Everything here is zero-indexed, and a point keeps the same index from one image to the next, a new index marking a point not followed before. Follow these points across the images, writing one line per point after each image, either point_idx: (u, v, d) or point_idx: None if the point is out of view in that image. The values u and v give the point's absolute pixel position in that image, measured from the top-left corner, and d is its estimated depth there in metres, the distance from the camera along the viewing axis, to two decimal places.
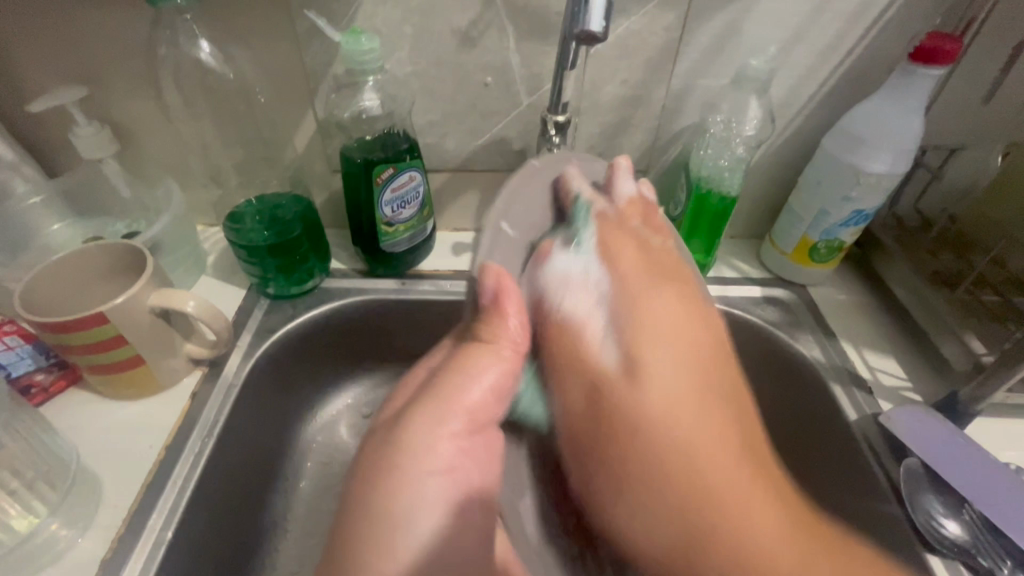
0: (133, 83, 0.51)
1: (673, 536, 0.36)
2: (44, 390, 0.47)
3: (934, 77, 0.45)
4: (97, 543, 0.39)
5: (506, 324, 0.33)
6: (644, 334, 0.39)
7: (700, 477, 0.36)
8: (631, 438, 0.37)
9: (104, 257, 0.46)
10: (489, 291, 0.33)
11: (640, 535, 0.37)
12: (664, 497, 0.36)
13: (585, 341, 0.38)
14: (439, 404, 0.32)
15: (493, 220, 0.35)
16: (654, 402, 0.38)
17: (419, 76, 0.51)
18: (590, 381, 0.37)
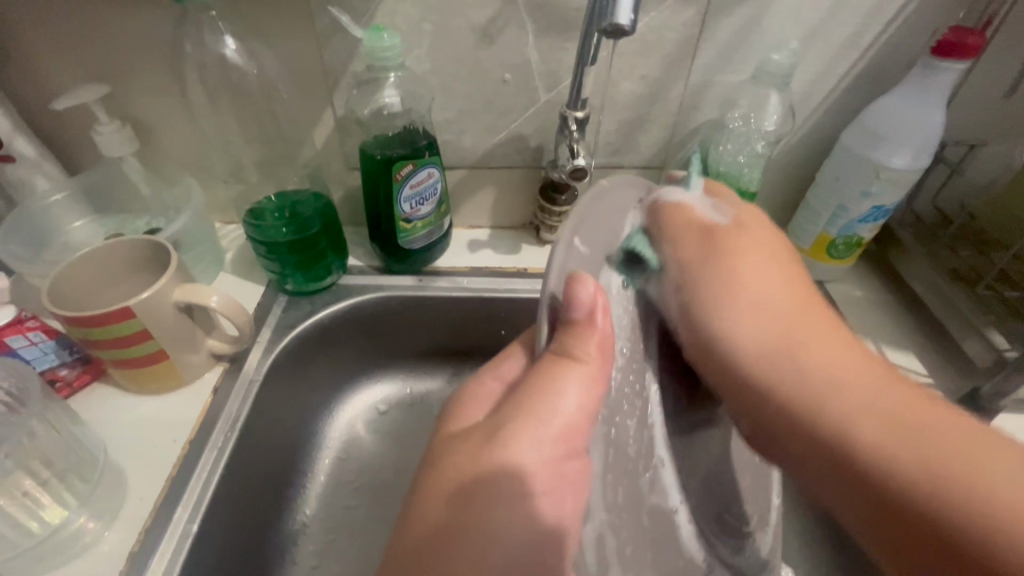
0: (155, 80, 0.51)
1: (770, 330, 0.34)
2: (69, 384, 0.47)
3: (956, 72, 0.45)
4: (124, 536, 0.39)
5: (594, 336, 0.29)
6: (748, 222, 0.39)
7: (803, 318, 0.34)
8: (732, 258, 0.36)
9: (128, 252, 0.46)
10: (583, 309, 0.28)
11: (737, 329, 0.34)
12: (763, 322, 0.34)
13: (695, 210, 0.38)
14: (528, 422, 0.31)
15: (566, 237, 0.29)
16: (755, 250, 0.37)
17: (438, 73, 0.52)
18: (695, 225, 0.37)
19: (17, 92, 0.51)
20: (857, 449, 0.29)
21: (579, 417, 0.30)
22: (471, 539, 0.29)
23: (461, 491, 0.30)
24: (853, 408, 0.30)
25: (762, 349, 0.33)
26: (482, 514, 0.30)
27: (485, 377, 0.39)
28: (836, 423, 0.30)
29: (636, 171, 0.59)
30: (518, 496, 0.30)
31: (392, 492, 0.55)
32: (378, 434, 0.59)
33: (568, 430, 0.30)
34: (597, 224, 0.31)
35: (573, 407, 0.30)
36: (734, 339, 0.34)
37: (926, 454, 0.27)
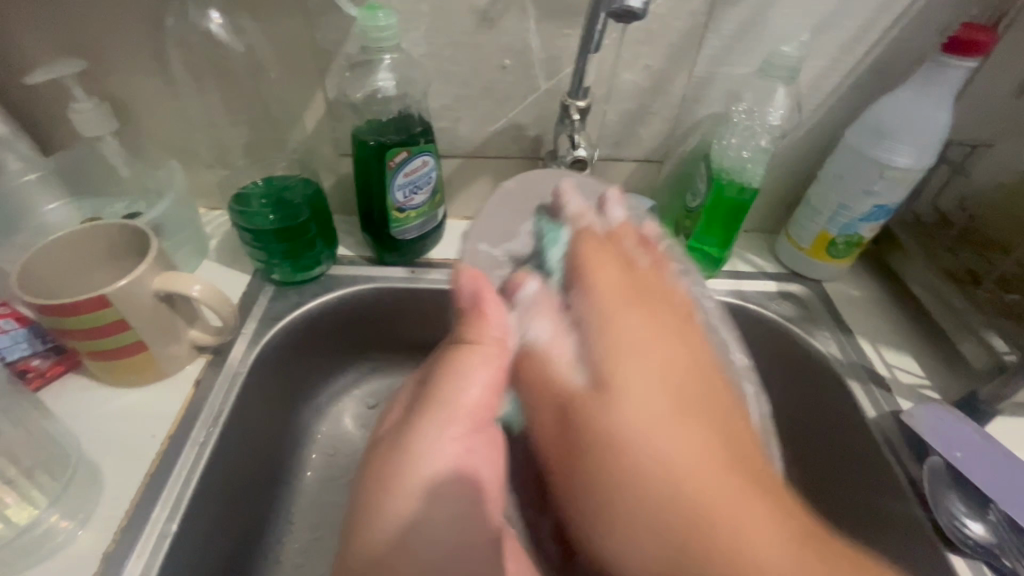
0: (133, 56, 0.48)
1: (667, 536, 0.30)
2: (41, 375, 0.45)
3: (966, 70, 0.45)
4: (99, 534, 0.37)
5: (488, 325, 0.36)
6: (616, 347, 0.36)
7: (700, 491, 0.30)
8: (606, 450, 0.32)
9: (104, 238, 0.44)
10: (468, 293, 0.37)
11: (641, 543, 0.30)
12: (656, 510, 0.30)
13: (560, 369, 0.36)
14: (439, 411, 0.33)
15: (471, 243, 0.46)
16: (637, 413, 0.33)
17: (434, 57, 0.50)
18: (558, 402, 0.36)
19: None
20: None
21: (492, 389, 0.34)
22: (404, 505, 0.31)
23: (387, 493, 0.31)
24: None
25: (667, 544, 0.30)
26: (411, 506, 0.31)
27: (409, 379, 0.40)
28: None
29: (634, 165, 0.58)
30: (442, 483, 0.32)
31: None
32: (367, 429, 0.58)
33: (479, 405, 0.34)
34: (492, 238, 0.46)
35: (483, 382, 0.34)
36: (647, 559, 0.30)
37: None
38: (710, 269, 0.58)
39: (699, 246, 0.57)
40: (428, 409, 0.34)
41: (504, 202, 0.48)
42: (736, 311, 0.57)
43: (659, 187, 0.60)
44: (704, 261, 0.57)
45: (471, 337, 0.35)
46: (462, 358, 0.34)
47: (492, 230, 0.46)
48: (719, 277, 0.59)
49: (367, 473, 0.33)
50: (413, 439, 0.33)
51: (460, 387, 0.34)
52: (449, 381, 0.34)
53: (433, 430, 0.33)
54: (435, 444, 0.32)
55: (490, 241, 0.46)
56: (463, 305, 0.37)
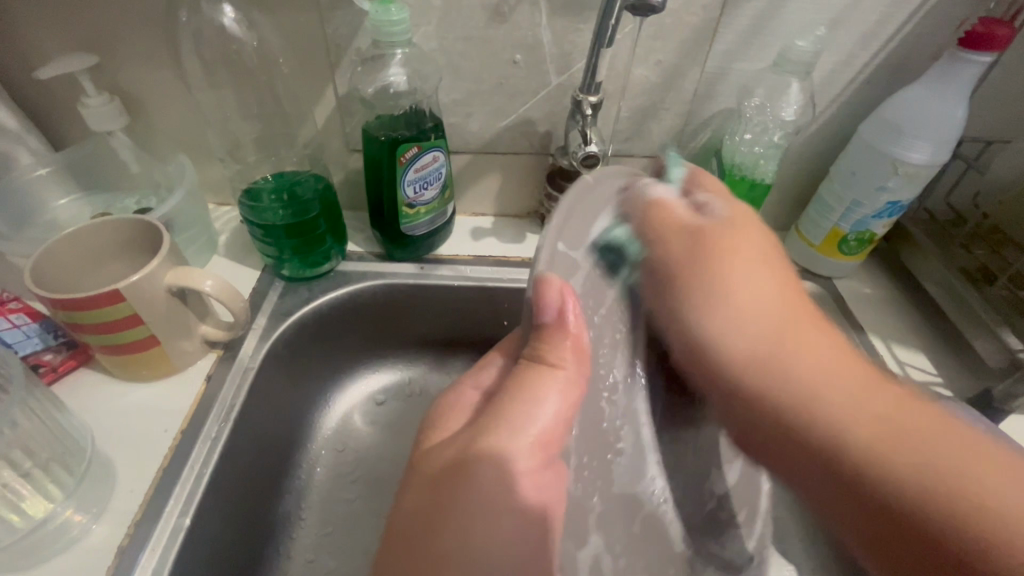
0: (145, 51, 0.48)
1: (760, 337, 0.34)
2: (53, 370, 0.45)
3: (982, 65, 0.44)
4: (113, 528, 0.37)
5: (565, 345, 0.30)
6: (734, 210, 0.38)
7: (794, 327, 0.34)
8: (721, 272, 0.35)
9: (116, 233, 0.44)
10: (551, 310, 0.29)
11: (733, 344, 0.34)
12: (761, 328, 0.34)
13: (674, 210, 0.36)
14: (503, 433, 0.31)
15: (550, 238, 0.29)
16: (747, 252, 0.36)
17: (445, 52, 0.49)
18: (682, 231, 0.35)
19: None
20: (862, 467, 0.30)
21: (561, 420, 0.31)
22: (454, 530, 0.30)
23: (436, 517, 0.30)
24: (851, 423, 0.31)
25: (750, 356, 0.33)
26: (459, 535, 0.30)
27: (464, 386, 0.38)
28: (835, 427, 0.31)
29: (646, 161, 0.58)
30: (499, 512, 0.30)
31: (390, 484, 0.54)
32: (376, 425, 0.58)
33: (543, 436, 0.30)
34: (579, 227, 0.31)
35: (553, 411, 0.30)
36: (733, 352, 0.34)
37: (904, 450, 0.29)
38: None
39: None
40: (492, 429, 0.31)
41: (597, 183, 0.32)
42: None
43: None
44: None
45: (551, 359, 0.30)
46: (535, 379, 0.31)
47: (571, 228, 0.31)
48: None
49: (419, 486, 0.32)
50: (475, 462, 0.30)
51: (529, 412, 0.31)
52: (520, 405, 0.31)
53: (493, 460, 0.30)
54: (493, 476, 0.30)
55: (570, 241, 0.31)
56: (539, 320, 0.29)
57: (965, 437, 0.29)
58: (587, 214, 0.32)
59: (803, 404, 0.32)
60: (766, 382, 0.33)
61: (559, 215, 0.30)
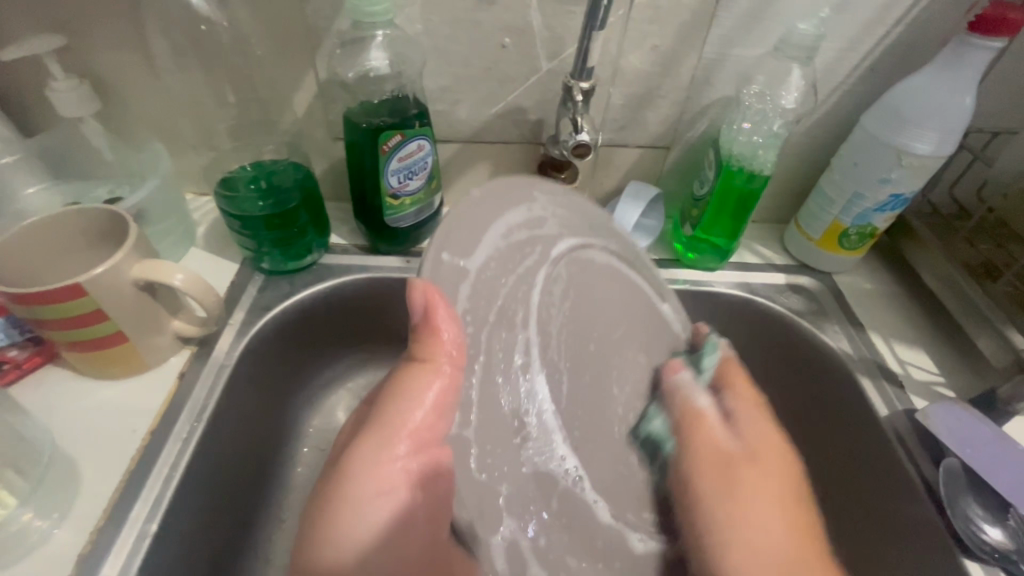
0: (114, 33, 0.46)
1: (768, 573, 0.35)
2: (17, 367, 0.43)
3: (993, 51, 0.42)
4: (76, 532, 0.35)
5: (442, 341, 0.30)
6: (758, 427, 0.41)
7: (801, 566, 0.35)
8: (738, 498, 0.38)
9: (82, 223, 0.42)
10: (418, 309, 0.29)
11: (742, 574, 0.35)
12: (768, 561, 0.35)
13: (714, 427, 0.40)
14: (383, 430, 0.32)
15: (432, 248, 0.30)
16: (771, 486, 0.38)
17: (431, 36, 0.47)
18: (718, 452, 0.39)
19: None
20: None
21: (440, 415, 0.31)
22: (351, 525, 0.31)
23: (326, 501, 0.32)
24: None
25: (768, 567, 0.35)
26: (342, 526, 0.31)
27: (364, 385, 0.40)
28: None
29: (640, 152, 0.55)
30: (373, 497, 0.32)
31: None
32: None
33: (422, 428, 0.32)
34: (469, 238, 0.31)
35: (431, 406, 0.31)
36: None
37: None
38: (715, 261, 0.56)
39: (705, 238, 0.55)
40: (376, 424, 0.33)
41: (485, 201, 0.33)
42: (741, 303, 0.55)
43: (665, 174, 0.57)
44: (709, 253, 0.55)
45: (423, 356, 0.30)
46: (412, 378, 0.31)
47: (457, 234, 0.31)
48: (726, 268, 0.57)
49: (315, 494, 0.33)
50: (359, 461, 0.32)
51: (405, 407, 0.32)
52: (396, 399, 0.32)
53: (370, 449, 0.32)
54: (370, 462, 0.32)
55: (459, 251, 0.31)
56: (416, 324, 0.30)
57: None
58: (477, 225, 0.32)
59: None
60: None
61: (448, 224, 0.31)
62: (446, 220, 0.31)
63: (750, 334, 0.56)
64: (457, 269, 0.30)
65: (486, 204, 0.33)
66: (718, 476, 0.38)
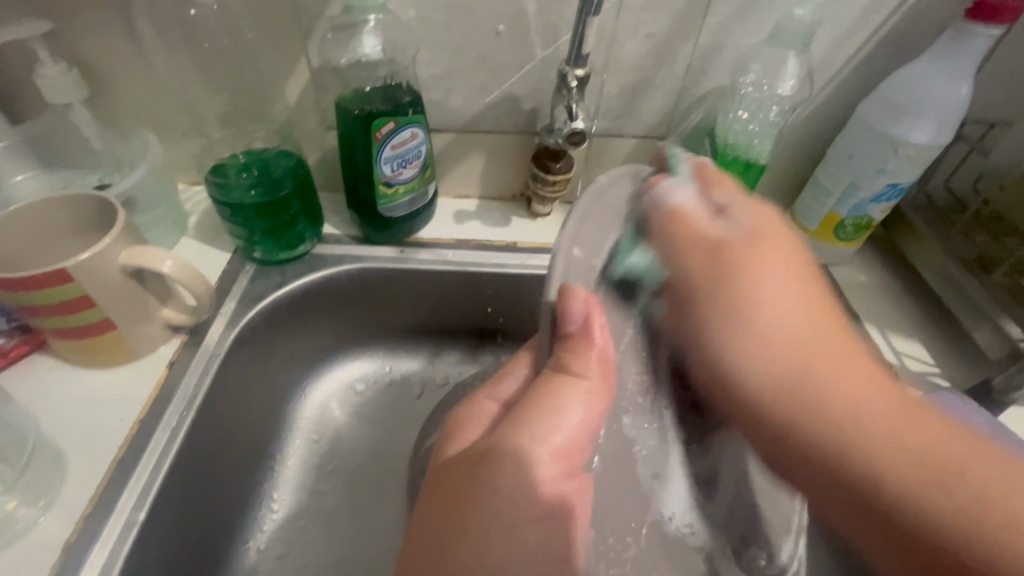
0: (103, 18, 0.45)
1: (787, 368, 0.31)
2: (4, 355, 0.42)
3: (990, 38, 0.42)
4: (60, 523, 0.35)
5: (592, 344, 0.28)
6: (756, 213, 0.35)
7: (829, 351, 0.32)
8: (753, 276, 0.33)
9: (65, 209, 0.41)
10: (576, 319, 0.27)
11: (760, 371, 0.32)
12: (786, 359, 0.32)
13: (697, 219, 0.33)
14: (512, 455, 0.29)
15: (563, 243, 0.28)
16: (778, 261, 0.34)
17: (423, 22, 0.46)
18: (698, 238, 0.33)
19: None
20: (902, 503, 0.28)
21: (583, 435, 0.29)
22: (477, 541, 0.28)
23: (444, 507, 0.30)
24: (885, 444, 0.29)
25: (782, 386, 0.31)
26: (476, 549, 0.28)
27: (479, 398, 0.36)
28: (863, 454, 0.29)
29: (635, 142, 0.55)
30: (517, 522, 0.28)
31: (369, 479, 0.52)
32: (354, 414, 0.56)
33: (568, 450, 0.29)
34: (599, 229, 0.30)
35: (576, 424, 0.29)
36: (760, 378, 0.32)
37: (924, 468, 0.28)
38: None
39: None
40: (506, 440, 0.30)
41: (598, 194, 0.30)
42: None
43: None
44: None
45: (575, 369, 0.28)
46: (556, 391, 0.29)
47: (589, 229, 0.29)
48: None
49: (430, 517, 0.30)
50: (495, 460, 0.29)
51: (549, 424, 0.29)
52: (542, 416, 0.29)
53: (509, 468, 0.29)
54: (516, 479, 0.28)
55: (589, 248, 0.29)
56: (561, 331, 0.28)
57: (1001, 461, 0.28)
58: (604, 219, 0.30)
59: (850, 440, 0.29)
60: (810, 417, 0.30)
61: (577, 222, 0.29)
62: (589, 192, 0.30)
63: None
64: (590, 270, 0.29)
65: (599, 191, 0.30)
66: (708, 263, 0.33)
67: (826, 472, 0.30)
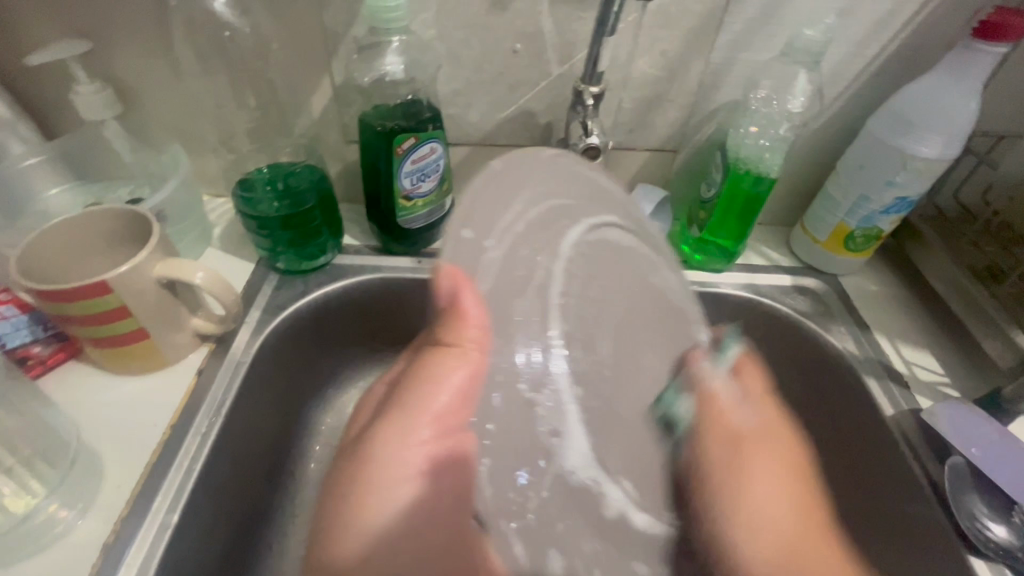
0: (137, 38, 0.47)
1: (776, 560, 0.35)
2: (42, 363, 0.44)
3: (997, 57, 0.43)
4: (98, 523, 0.36)
5: (467, 327, 0.31)
6: (764, 408, 0.40)
7: (814, 551, 0.35)
8: (751, 486, 0.37)
9: (103, 223, 0.43)
10: (446, 297, 0.30)
11: (755, 558, 0.35)
12: (778, 545, 0.35)
13: (727, 408, 0.37)
14: (406, 415, 0.34)
15: (453, 225, 0.30)
16: (767, 458, 0.38)
17: (443, 40, 0.48)
18: (724, 430, 0.37)
19: None
20: None
21: (460, 402, 0.32)
22: (376, 490, 0.33)
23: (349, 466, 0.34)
24: None
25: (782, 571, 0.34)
26: (371, 504, 0.32)
27: (375, 383, 0.41)
28: None
29: (648, 154, 0.56)
30: (404, 472, 0.33)
31: None
32: None
33: (448, 410, 0.33)
34: (491, 209, 0.31)
35: (453, 392, 0.32)
36: (761, 557, 0.35)
37: None
38: (721, 263, 0.57)
39: (712, 239, 0.55)
40: (400, 407, 0.34)
41: (487, 181, 0.32)
42: (749, 305, 0.56)
43: (672, 177, 0.58)
44: (717, 254, 0.56)
45: (451, 342, 0.31)
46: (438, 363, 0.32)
47: (505, 228, 0.31)
48: (733, 269, 0.57)
49: (334, 478, 0.34)
50: (386, 427, 0.34)
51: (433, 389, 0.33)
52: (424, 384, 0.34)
53: (395, 433, 0.34)
54: (402, 434, 0.34)
55: (478, 227, 0.31)
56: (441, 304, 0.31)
57: None
58: (495, 201, 0.32)
59: None
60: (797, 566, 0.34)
61: (465, 203, 0.31)
62: (487, 170, 0.32)
63: (757, 336, 0.57)
64: (479, 237, 0.31)
65: (493, 180, 0.32)
66: (727, 475, 0.36)
67: None
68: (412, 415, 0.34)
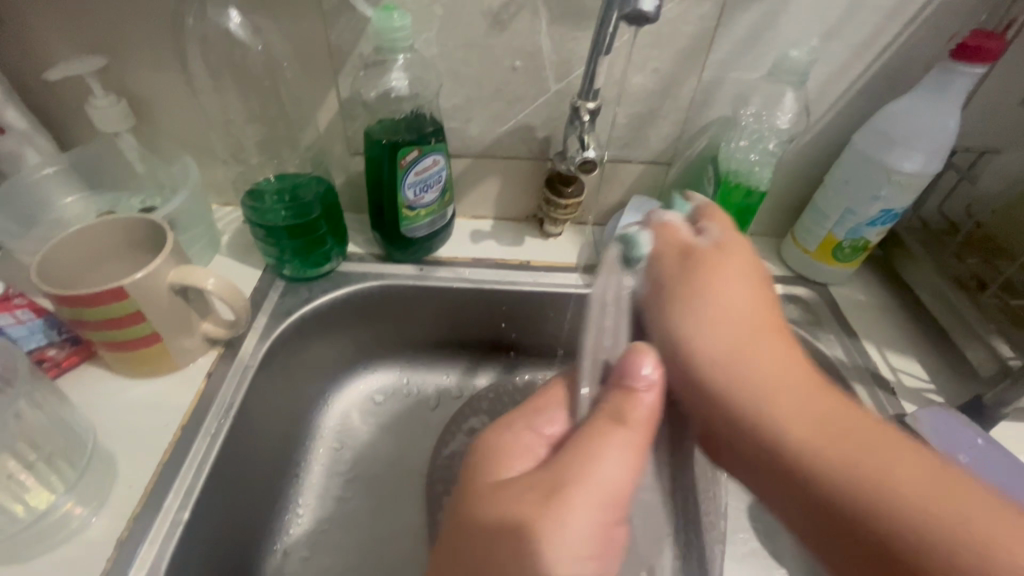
0: (153, 54, 0.49)
1: (727, 349, 0.31)
2: (57, 365, 0.46)
3: (973, 77, 0.45)
4: (111, 522, 0.38)
5: (641, 402, 0.30)
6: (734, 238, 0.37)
7: (765, 349, 0.32)
8: (713, 273, 0.34)
9: (120, 231, 0.44)
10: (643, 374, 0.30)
11: (702, 345, 0.32)
12: (726, 339, 0.32)
13: (681, 230, 0.37)
14: (564, 503, 0.26)
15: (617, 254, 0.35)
16: (741, 271, 0.35)
17: (445, 59, 0.50)
18: (676, 242, 0.36)
19: (9, 62, 0.49)
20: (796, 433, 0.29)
21: (616, 503, 0.27)
22: None
23: (469, 549, 0.27)
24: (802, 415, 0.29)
25: (730, 385, 0.31)
26: None
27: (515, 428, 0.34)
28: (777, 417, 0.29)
29: (643, 167, 0.58)
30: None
31: (388, 487, 0.55)
32: (374, 424, 0.59)
33: (612, 499, 0.27)
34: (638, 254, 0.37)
35: (615, 489, 0.28)
36: (701, 348, 0.32)
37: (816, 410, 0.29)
38: None
39: None
40: (548, 501, 0.27)
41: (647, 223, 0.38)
42: None
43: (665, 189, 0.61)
44: None
45: (624, 417, 0.29)
46: (600, 441, 0.28)
47: None
48: None
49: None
50: (526, 523, 0.26)
51: (592, 475, 0.27)
52: (581, 464, 0.28)
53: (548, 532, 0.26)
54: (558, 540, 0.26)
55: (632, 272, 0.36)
56: (617, 379, 0.31)
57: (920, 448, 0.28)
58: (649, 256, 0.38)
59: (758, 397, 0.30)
60: (725, 363, 0.31)
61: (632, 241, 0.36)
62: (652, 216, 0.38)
63: None
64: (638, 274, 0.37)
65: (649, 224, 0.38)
66: (677, 265, 0.34)
67: (771, 469, 0.29)
68: (566, 513, 0.26)
